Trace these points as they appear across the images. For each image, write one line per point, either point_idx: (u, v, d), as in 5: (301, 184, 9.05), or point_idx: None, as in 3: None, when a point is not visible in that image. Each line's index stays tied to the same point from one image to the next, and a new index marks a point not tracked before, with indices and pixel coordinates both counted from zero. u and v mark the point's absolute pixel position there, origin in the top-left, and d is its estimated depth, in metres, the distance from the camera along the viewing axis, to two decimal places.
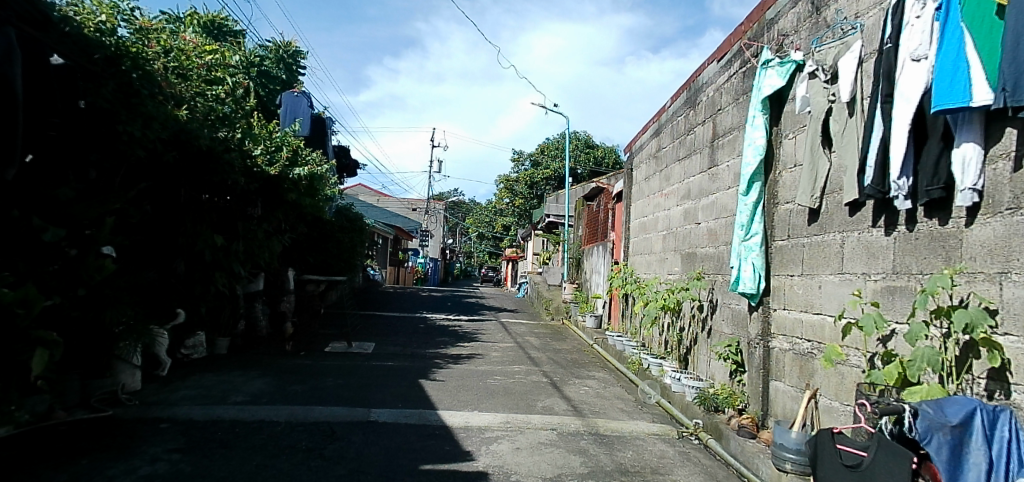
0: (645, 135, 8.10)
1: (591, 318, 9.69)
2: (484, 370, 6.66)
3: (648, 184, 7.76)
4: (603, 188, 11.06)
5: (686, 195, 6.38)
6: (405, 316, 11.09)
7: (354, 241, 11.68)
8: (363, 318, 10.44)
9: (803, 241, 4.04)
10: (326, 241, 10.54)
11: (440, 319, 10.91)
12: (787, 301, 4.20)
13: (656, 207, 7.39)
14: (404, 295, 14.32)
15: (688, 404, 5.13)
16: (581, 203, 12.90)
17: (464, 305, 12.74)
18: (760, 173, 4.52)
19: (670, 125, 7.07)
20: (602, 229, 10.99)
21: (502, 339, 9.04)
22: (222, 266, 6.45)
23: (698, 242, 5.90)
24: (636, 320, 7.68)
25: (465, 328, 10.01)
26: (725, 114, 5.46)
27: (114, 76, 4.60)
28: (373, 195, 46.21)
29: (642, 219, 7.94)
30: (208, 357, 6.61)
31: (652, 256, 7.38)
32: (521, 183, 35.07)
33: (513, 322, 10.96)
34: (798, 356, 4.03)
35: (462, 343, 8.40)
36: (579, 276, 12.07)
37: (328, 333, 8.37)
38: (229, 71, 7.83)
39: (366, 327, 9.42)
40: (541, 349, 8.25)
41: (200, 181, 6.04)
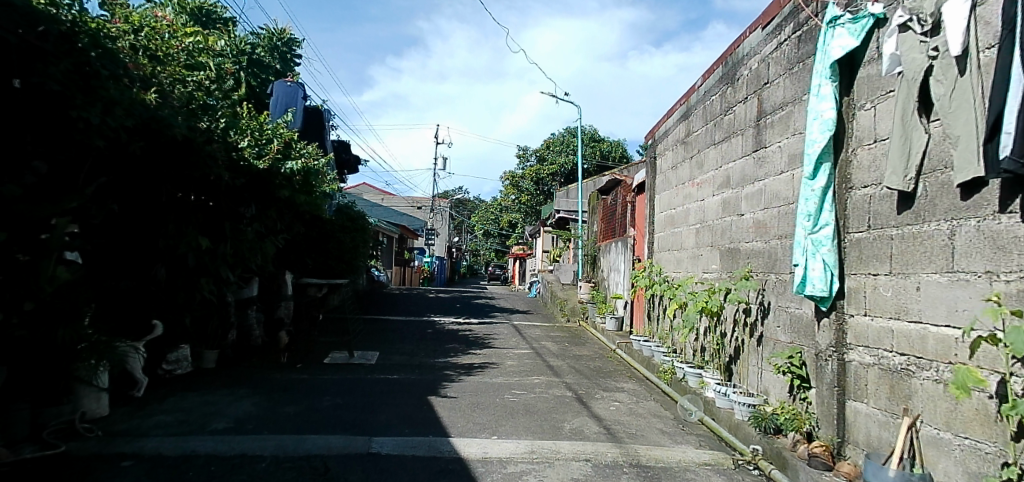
0: (670, 119, 7.37)
1: (612, 321, 8.98)
2: (500, 383, 5.98)
3: (675, 173, 7.05)
4: (620, 180, 10.33)
5: (725, 184, 5.66)
6: (412, 320, 10.43)
7: (357, 240, 11.01)
8: (367, 323, 9.77)
9: (891, 232, 3.32)
10: (327, 241, 9.88)
11: (450, 322, 10.23)
12: (869, 306, 3.48)
13: (686, 198, 6.68)
14: (410, 297, 13.67)
15: (740, 425, 4.42)
16: (595, 197, 12.16)
17: (474, 307, 12.06)
18: (829, 152, 3.81)
19: (702, 106, 6.35)
20: (620, 224, 10.26)
21: (517, 344, 8.36)
22: (209, 271, 5.71)
23: (741, 236, 5.20)
24: (665, 324, 6.98)
25: (476, 333, 9.33)
26: (774, 88, 4.75)
27: (68, 55, 3.93)
28: (378, 194, 45.63)
29: (669, 211, 7.22)
30: (195, 372, 5.95)
31: (683, 252, 6.67)
32: (528, 179, 34.34)
33: (527, 325, 10.27)
34: (887, 373, 3.31)
35: (473, 351, 7.72)
36: (596, 275, 11.35)
37: (329, 341, 7.71)
38: (215, 58, 7.16)
39: (370, 333, 8.74)
40: (561, 356, 7.56)
41: (181, 177, 5.29)
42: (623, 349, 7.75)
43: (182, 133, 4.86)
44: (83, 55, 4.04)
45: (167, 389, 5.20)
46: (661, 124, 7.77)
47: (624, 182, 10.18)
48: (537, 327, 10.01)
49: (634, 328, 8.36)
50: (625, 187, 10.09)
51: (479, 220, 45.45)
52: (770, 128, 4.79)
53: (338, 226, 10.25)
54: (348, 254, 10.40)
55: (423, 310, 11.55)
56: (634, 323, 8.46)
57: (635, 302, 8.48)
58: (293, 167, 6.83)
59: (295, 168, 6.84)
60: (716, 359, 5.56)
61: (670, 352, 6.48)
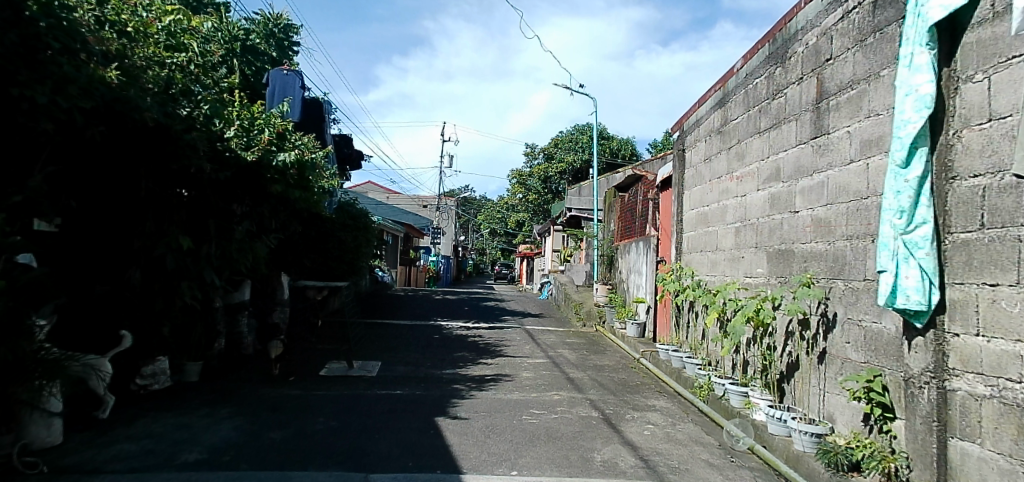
0: (702, 108, 6.70)
1: (634, 327, 8.30)
2: (516, 400, 5.31)
3: (709, 166, 6.39)
4: (640, 175, 9.64)
5: (774, 176, 4.98)
6: (417, 324, 9.79)
7: (359, 239, 10.38)
8: (370, 327, 9.14)
9: (1019, 233, 2.61)
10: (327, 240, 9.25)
11: (458, 327, 9.59)
12: (984, 324, 2.79)
13: (723, 193, 6.00)
14: (415, 299, 13.03)
15: (803, 458, 3.73)
16: (612, 194, 11.50)
17: (483, 310, 11.42)
18: (925, 135, 3.13)
19: (743, 91, 5.66)
20: (641, 222, 9.57)
21: (531, 352, 7.71)
22: (190, 274, 5.10)
23: (798, 236, 4.54)
24: (698, 333, 6.31)
25: (487, 339, 8.70)
26: (841, 64, 4.09)
27: (12, 24, 3.27)
28: (384, 192, 45.06)
29: (701, 208, 6.56)
30: (175, 387, 5.32)
31: (719, 254, 5.99)
32: (536, 177, 33.67)
33: (540, 330, 9.62)
34: (1012, 410, 2.61)
35: (485, 360, 7.07)
36: (613, 276, 10.66)
37: (327, 349, 7.09)
38: (202, 41, 6.54)
39: (373, 340, 8.12)
40: (580, 367, 6.91)
41: (156, 168, 4.70)
42: (649, 360, 7.08)
43: (155, 119, 4.21)
44: (30, 24, 3.35)
45: (139, 408, 4.60)
46: (691, 113, 7.08)
47: (644, 178, 9.49)
48: (552, 333, 9.34)
49: (660, 336, 7.69)
50: (645, 183, 9.40)
51: (486, 219, 44.80)
52: (836, 111, 4.11)
53: (339, 224, 9.62)
54: (349, 254, 9.77)
55: (430, 313, 10.91)
56: (660, 330, 7.78)
57: (660, 307, 7.80)
58: (288, 158, 6.04)
59: (289, 158, 6.04)
60: (764, 375, 4.88)
61: (705, 366, 5.80)
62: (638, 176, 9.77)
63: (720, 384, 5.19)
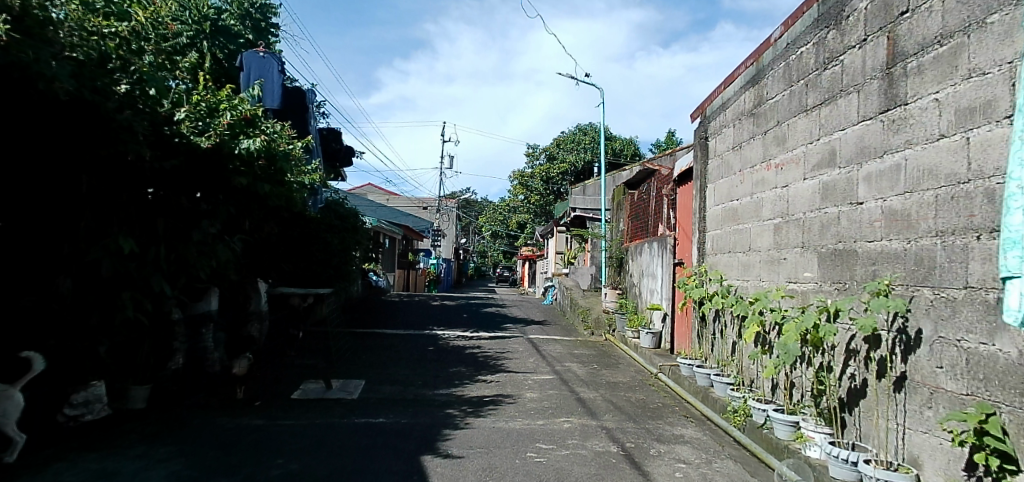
0: (729, 88, 5.89)
1: (649, 336, 7.49)
2: (519, 430, 4.47)
3: (739, 153, 5.57)
4: (653, 169, 8.82)
5: (828, 161, 4.15)
6: (410, 334, 8.98)
7: (348, 241, 9.58)
8: (357, 338, 8.34)
9: None
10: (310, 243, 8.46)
11: (455, 337, 8.77)
12: None
13: (758, 185, 5.17)
14: (410, 304, 12.21)
15: None
16: (620, 192, 10.69)
17: (482, 317, 10.61)
18: None
19: (784, 64, 4.83)
20: (654, 221, 8.75)
21: (536, 366, 6.88)
22: (131, 283, 4.28)
23: (864, 233, 3.71)
24: (728, 346, 5.49)
25: (486, 350, 7.88)
26: (926, 15, 3.25)
27: None
28: (383, 194, 44.36)
29: (730, 203, 5.74)
30: (114, 417, 4.50)
31: (755, 255, 5.16)
32: (538, 178, 32.90)
33: (545, 339, 8.80)
34: None
35: (483, 376, 6.25)
36: (622, 280, 9.84)
37: (304, 366, 6.29)
38: (157, 14, 5.71)
39: (358, 353, 7.31)
40: (591, 384, 6.08)
41: (84, 154, 3.87)
42: (668, 376, 6.27)
43: (68, 91, 3.37)
44: None
45: (60, 449, 3.77)
46: (716, 95, 6.25)
47: (658, 172, 8.67)
48: (557, 343, 8.51)
49: (680, 349, 6.85)
50: (659, 177, 8.59)
51: (487, 221, 44.02)
52: (917, 77, 3.27)
53: (324, 225, 8.80)
54: (337, 257, 8.97)
55: (424, 320, 10.09)
56: (679, 342, 6.96)
57: (679, 316, 6.98)
58: (253, 144, 4.98)
59: (256, 145, 5.00)
60: (817, 401, 4.05)
61: (740, 386, 4.98)
62: (651, 170, 8.96)
63: (760, 410, 4.36)
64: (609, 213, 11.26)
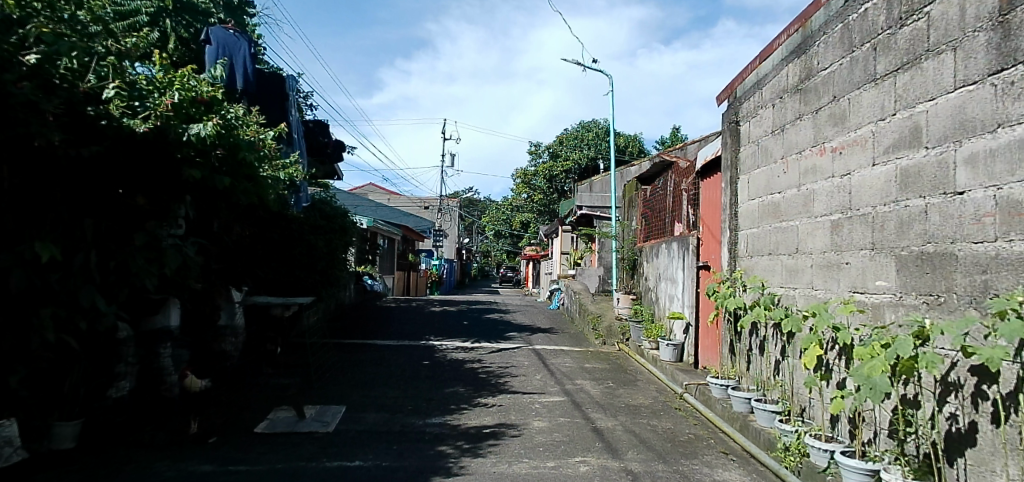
0: (768, 62, 5.05)
1: (669, 349, 6.71)
2: (526, 476, 3.63)
3: (782, 138, 4.73)
4: (670, 162, 7.99)
5: (911, 140, 3.31)
6: (405, 345, 8.15)
7: (336, 244, 8.77)
8: (344, 351, 7.52)
9: None
10: (292, 246, 7.65)
11: (453, 348, 7.94)
12: None
13: (808, 174, 4.34)
14: (407, 311, 11.38)
15: None
16: (632, 187, 9.86)
17: (484, 325, 9.76)
18: None
19: (840, 26, 4.01)
20: (672, 219, 7.93)
21: (544, 384, 6.06)
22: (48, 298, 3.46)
23: (967, 232, 2.87)
24: (772, 367, 4.68)
25: (488, 364, 7.07)
26: None
27: None
28: (384, 194, 43.58)
29: (769, 197, 4.91)
30: (31, 463, 3.67)
31: (806, 258, 4.33)
32: (541, 176, 32.08)
33: (553, 350, 7.98)
34: None
35: (482, 399, 5.43)
36: (636, 284, 9.00)
37: (277, 389, 5.48)
38: None
39: (343, 370, 6.48)
40: (608, 408, 5.25)
41: None
42: (697, 398, 5.47)
43: None
44: None
45: None
46: (749, 72, 5.42)
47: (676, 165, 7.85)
48: (567, 355, 7.68)
49: (709, 365, 6.04)
50: (677, 170, 7.76)
51: (490, 220, 43.20)
52: None
53: (309, 226, 7.99)
54: (323, 262, 8.14)
55: (421, 329, 9.26)
56: (707, 357, 6.14)
57: (706, 327, 6.17)
58: (204, 131, 4.24)
59: (207, 130, 4.25)
60: (902, 444, 3.23)
61: (789, 418, 4.18)
62: (667, 163, 8.12)
63: (821, 450, 3.52)
64: (620, 210, 10.43)
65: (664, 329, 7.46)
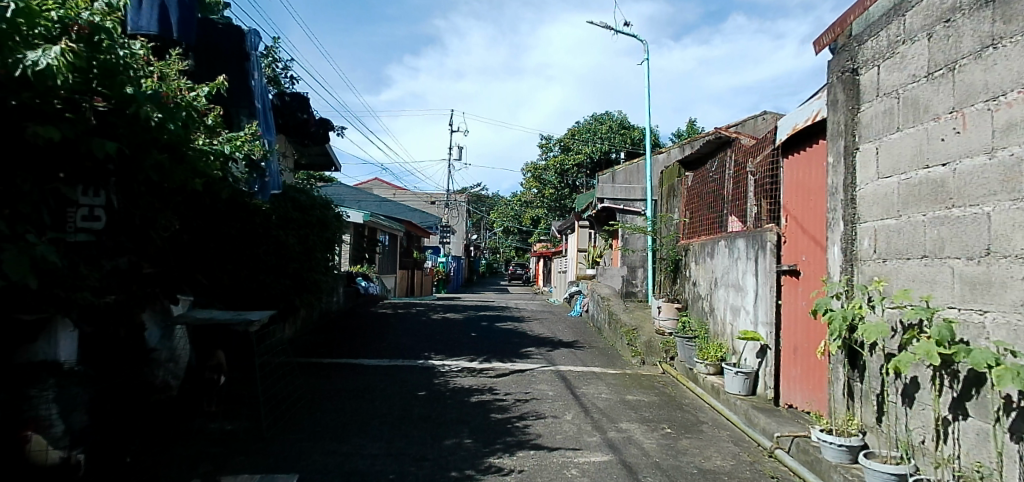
0: None
1: (739, 379, 5.17)
2: None
3: (955, 80, 3.11)
4: (730, 137, 6.45)
5: None
6: (398, 366, 6.58)
7: (318, 241, 7.16)
8: (320, 376, 5.92)
9: None
10: (257, 244, 6.07)
11: (457, 371, 6.37)
12: None
13: (1012, 130, 2.72)
14: (405, 318, 9.80)
15: None
16: (673, 172, 8.26)
17: (494, 337, 8.15)
18: None
19: None
20: (731, 210, 6.35)
21: (576, 430, 4.48)
22: None
23: None
24: (940, 431, 3.09)
25: (500, 394, 5.51)
26: None
27: None
28: (390, 189, 42.16)
29: (924, 172, 3.31)
30: None
31: (1011, 265, 2.69)
32: (552, 170, 30.46)
33: (582, 374, 6.38)
34: None
35: (493, 459, 3.86)
36: (681, 290, 7.41)
37: (201, 454, 3.96)
38: None
39: (310, 408, 4.89)
40: (676, 478, 3.64)
41: None
42: (796, 459, 3.89)
43: None
44: None
45: None
46: None
47: (738, 141, 6.30)
48: (600, 382, 6.09)
49: (811, 409, 4.44)
50: (740, 148, 6.21)
51: (499, 216, 41.60)
52: None
53: (281, 218, 6.39)
54: (296, 264, 6.54)
55: (418, 342, 7.69)
56: (805, 397, 4.55)
57: (805, 357, 4.57)
58: (50, 59, 2.58)
59: (50, 59, 2.57)
60: None
61: None
62: (725, 139, 6.57)
63: None
64: (656, 202, 8.85)
65: (725, 350, 5.90)
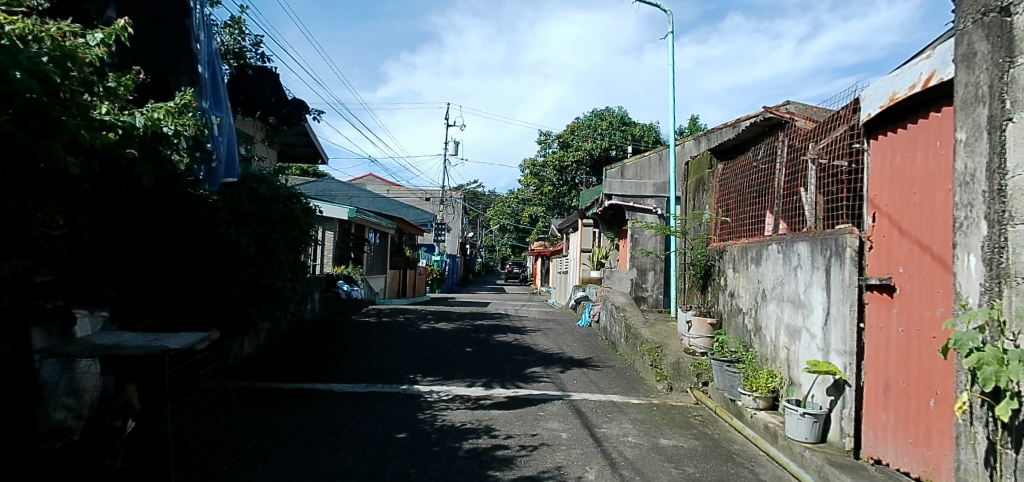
0: None
1: (806, 422, 4.03)
2: None
3: None
4: (781, 120, 5.36)
5: None
6: (376, 393, 5.41)
7: (286, 241, 5.98)
8: (275, 409, 4.73)
9: None
10: (200, 245, 4.89)
11: (449, 401, 5.23)
12: None
13: None
14: (391, 328, 8.62)
15: None
16: (705, 163, 7.13)
17: (493, 354, 6.98)
18: None
19: None
20: (784, 208, 5.25)
21: None
22: None
23: None
24: None
25: (501, 435, 4.37)
26: None
27: None
28: (384, 185, 41.00)
29: None
30: None
31: None
32: (550, 167, 29.33)
33: (600, 405, 5.23)
34: None
35: None
36: (714, 302, 6.29)
37: None
38: None
39: (249, 460, 3.70)
40: None
41: None
42: None
43: None
44: None
45: None
46: None
47: (794, 123, 5.21)
48: (623, 417, 4.93)
49: (921, 476, 3.35)
50: (797, 131, 5.13)
51: (496, 214, 40.36)
52: None
53: (234, 213, 5.21)
54: (256, 269, 5.36)
55: (403, 361, 6.53)
56: (909, 457, 3.44)
57: (906, 401, 3.49)
58: None
59: None
60: None
61: None
62: (774, 122, 5.48)
63: None
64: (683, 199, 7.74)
65: (778, 380, 4.78)
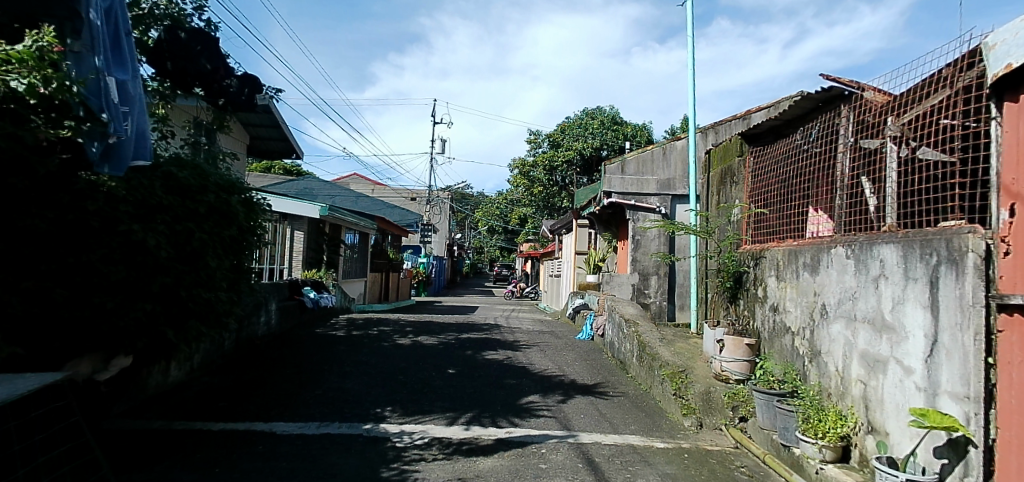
0: None
1: None
2: None
3: None
4: (844, 91, 4.25)
5: None
6: (331, 436, 4.19)
7: (226, 243, 4.75)
8: (184, 466, 3.49)
9: None
10: (88, 247, 3.69)
11: (422, 449, 4.01)
12: None
13: None
14: (363, 342, 7.43)
15: None
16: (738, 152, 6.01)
17: (480, 378, 5.83)
18: None
19: None
20: (852, 202, 4.15)
21: None
22: None
23: None
24: None
25: None
26: None
27: None
28: (368, 185, 39.72)
29: None
30: None
31: None
32: (540, 167, 28.23)
33: (618, 452, 4.09)
34: None
35: None
36: (753, 318, 5.19)
37: None
38: None
39: None
40: None
41: None
42: None
43: None
44: None
45: None
46: None
47: (863, 95, 4.09)
48: (650, 472, 3.79)
49: None
50: (870, 103, 4.02)
51: (485, 215, 39.14)
52: None
53: (139, 205, 3.98)
54: (174, 277, 4.12)
55: (371, 389, 5.32)
56: None
57: None
58: None
59: None
60: None
61: None
62: (833, 95, 4.36)
63: None
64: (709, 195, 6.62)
65: (849, 424, 3.68)
